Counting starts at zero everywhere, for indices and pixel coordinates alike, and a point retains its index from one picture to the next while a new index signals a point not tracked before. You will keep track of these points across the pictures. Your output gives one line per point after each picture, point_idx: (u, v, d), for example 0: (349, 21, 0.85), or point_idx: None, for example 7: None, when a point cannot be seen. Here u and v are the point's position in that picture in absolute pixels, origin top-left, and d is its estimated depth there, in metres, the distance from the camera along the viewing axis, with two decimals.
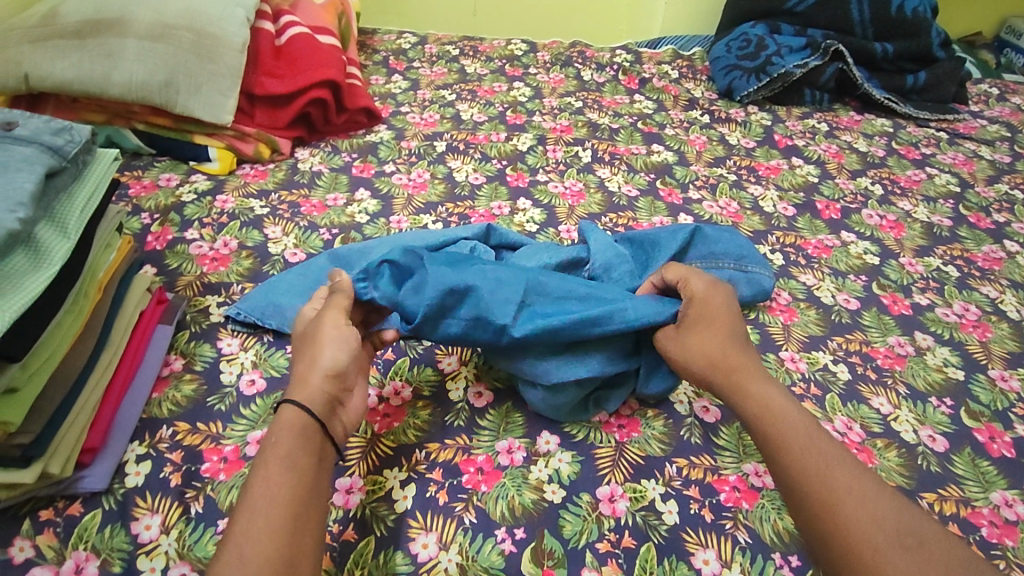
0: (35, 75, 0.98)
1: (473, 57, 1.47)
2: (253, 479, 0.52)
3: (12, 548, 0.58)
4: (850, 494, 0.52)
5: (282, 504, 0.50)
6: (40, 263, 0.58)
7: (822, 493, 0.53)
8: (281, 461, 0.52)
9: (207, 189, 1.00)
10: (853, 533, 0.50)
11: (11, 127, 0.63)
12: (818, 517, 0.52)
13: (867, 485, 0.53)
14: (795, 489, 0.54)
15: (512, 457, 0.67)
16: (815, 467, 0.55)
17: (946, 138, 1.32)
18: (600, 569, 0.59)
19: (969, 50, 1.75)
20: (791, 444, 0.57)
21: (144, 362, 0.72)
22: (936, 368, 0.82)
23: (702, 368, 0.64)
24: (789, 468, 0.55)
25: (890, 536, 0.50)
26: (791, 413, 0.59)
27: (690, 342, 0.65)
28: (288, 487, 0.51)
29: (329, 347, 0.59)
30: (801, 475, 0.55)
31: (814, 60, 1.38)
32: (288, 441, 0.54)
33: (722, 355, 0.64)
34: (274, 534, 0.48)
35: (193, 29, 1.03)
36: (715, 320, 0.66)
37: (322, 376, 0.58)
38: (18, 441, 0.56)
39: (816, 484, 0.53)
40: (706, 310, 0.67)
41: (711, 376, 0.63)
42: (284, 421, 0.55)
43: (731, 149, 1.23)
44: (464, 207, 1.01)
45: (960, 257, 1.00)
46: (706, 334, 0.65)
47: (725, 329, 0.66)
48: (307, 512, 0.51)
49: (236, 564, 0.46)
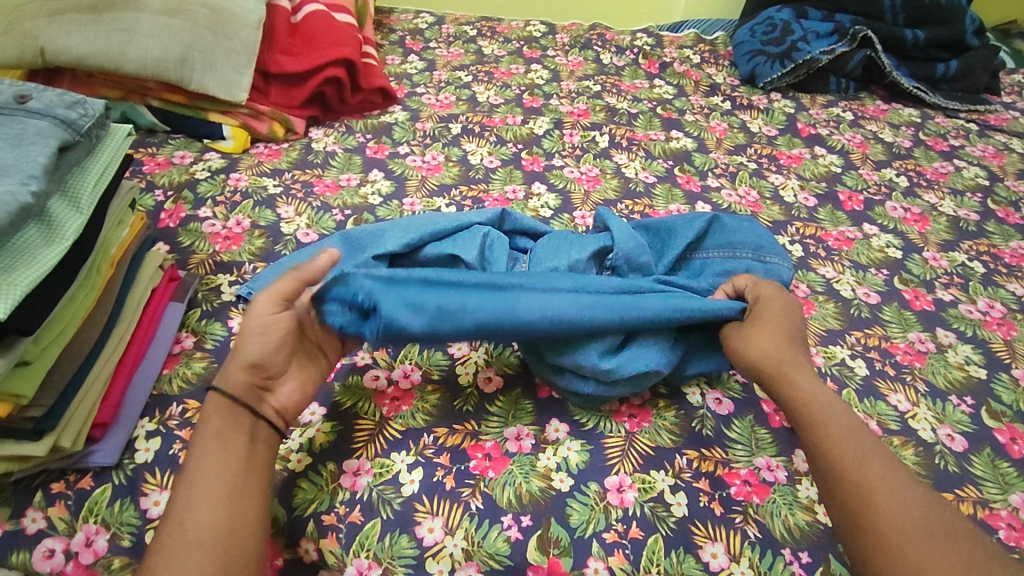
0: (51, 49, 0.96)
1: (491, 38, 1.45)
2: (189, 454, 0.56)
3: (25, 518, 0.59)
4: (883, 481, 0.54)
5: (215, 478, 0.54)
6: (53, 238, 0.58)
7: (856, 478, 0.55)
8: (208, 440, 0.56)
9: (221, 167, 0.99)
10: (886, 516, 0.52)
11: (24, 100, 0.62)
12: (851, 500, 0.54)
13: (899, 476, 0.55)
14: (830, 473, 0.56)
15: (520, 444, 0.67)
16: (854, 455, 0.57)
17: (976, 130, 1.28)
18: (607, 559, 0.59)
19: (1004, 39, 1.69)
20: (831, 432, 0.59)
21: (155, 339, 0.72)
22: (957, 366, 0.80)
23: (759, 358, 0.65)
24: (831, 453, 0.57)
25: (918, 523, 0.52)
26: (834, 404, 0.61)
27: (749, 336, 0.66)
28: (218, 462, 0.55)
29: (255, 338, 0.59)
30: (842, 461, 0.56)
31: (841, 47, 1.35)
32: (217, 420, 0.57)
33: (779, 347, 0.65)
34: (211, 503, 0.53)
35: (208, 5, 1.02)
36: (778, 319, 0.67)
37: (243, 365, 0.59)
38: (29, 415, 0.56)
39: (854, 469, 0.56)
40: (771, 309, 0.68)
41: (763, 364, 0.64)
42: (212, 402, 0.58)
43: (752, 137, 1.20)
44: (478, 190, 1.00)
45: (986, 253, 0.98)
46: (767, 328, 0.67)
47: (784, 330, 0.67)
48: (246, 483, 0.55)
49: (179, 531, 0.51)
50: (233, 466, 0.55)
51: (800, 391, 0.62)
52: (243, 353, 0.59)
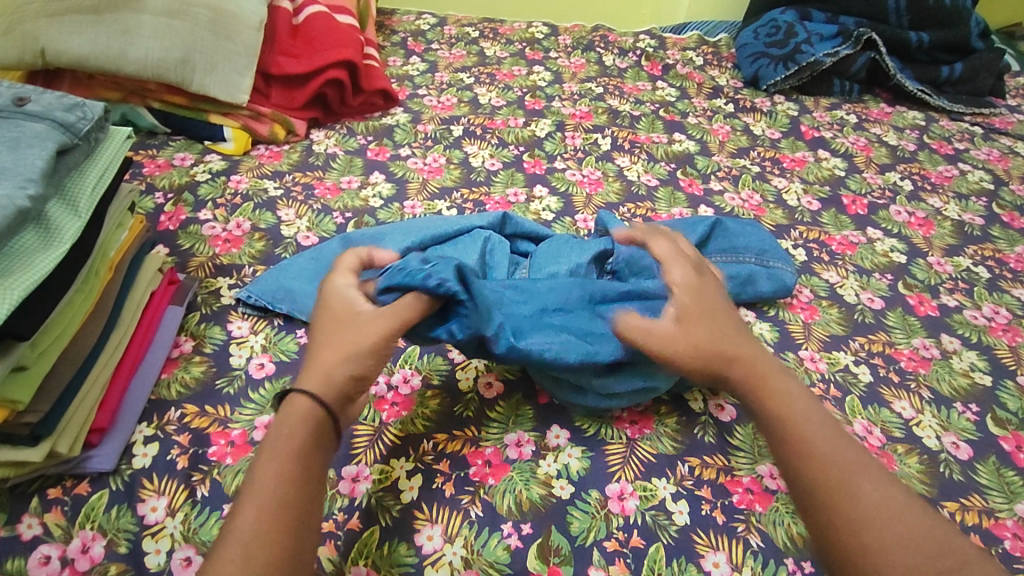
0: (52, 51, 0.96)
1: (493, 40, 1.45)
2: (259, 467, 0.48)
3: (21, 524, 0.58)
4: (879, 509, 0.48)
5: (286, 497, 0.47)
6: (50, 242, 0.58)
7: (846, 504, 0.48)
8: (282, 455, 0.49)
9: (221, 169, 0.99)
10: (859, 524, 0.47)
11: (22, 102, 0.62)
12: (842, 529, 0.47)
13: (898, 502, 0.48)
14: (816, 497, 0.49)
15: (520, 451, 0.66)
16: (843, 478, 0.50)
17: (981, 133, 1.28)
18: (608, 568, 0.58)
19: (1010, 41, 1.68)
20: (816, 449, 0.52)
21: (155, 342, 0.72)
22: (962, 373, 0.79)
23: (706, 359, 0.59)
24: (820, 474, 0.50)
25: (920, 556, 0.45)
26: (816, 416, 0.55)
27: (682, 334, 0.60)
28: (295, 483, 0.48)
29: (371, 356, 0.55)
30: (830, 483, 0.50)
31: (845, 49, 1.34)
32: (302, 434, 0.50)
33: (728, 345, 0.59)
34: (285, 531, 0.45)
35: (209, 6, 1.01)
36: (709, 308, 0.62)
37: (345, 376, 0.54)
38: (26, 420, 0.56)
39: (845, 495, 0.49)
40: (701, 302, 0.63)
41: (715, 366, 0.59)
42: (296, 412, 0.51)
43: (755, 140, 1.20)
44: (480, 193, 1.00)
45: (991, 258, 0.97)
46: (707, 323, 0.61)
47: (725, 324, 0.62)
48: (316, 515, 0.48)
49: (245, 558, 0.43)
50: (309, 493, 0.48)
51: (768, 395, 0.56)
52: (357, 366, 0.55)
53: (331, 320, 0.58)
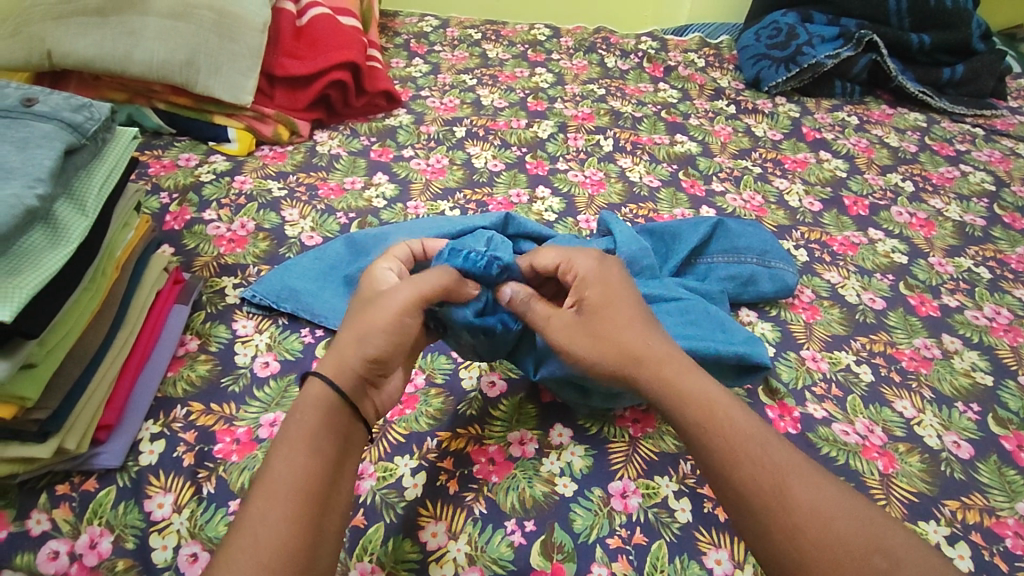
0: (58, 52, 0.96)
1: (495, 41, 1.45)
2: (273, 455, 0.51)
3: (30, 520, 0.59)
4: (812, 512, 0.49)
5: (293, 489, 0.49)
6: (58, 241, 0.58)
7: (782, 511, 0.49)
8: (292, 445, 0.51)
9: (226, 169, 1.00)
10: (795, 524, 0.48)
11: (31, 103, 0.63)
12: (777, 539, 0.48)
13: (827, 497, 0.50)
14: (747, 508, 0.50)
15: (523, 449, 0.66)
16: (772, 483, 0.50)
17: (982, 135, 1.28)
18: (610, 565, 0.59)
19: (1011, 43, 1.68)
20: (741, 453, 0.52)
21: (160, 341, 0.72)
22: (963, 373, 0.79)
23: (614, 363, 0.58)
24: (749, 480, 0.51)
25: (856, 556, 0.47)
26: (736, 413, 0.55)
27: (583, 341, 0.60)
28: (303, 470, 0.50)
29: (381, 333, 0.56)
30: (760, 490, 0.50)
31: (846, 50, 1.35)
32: (313, 420, 0.52)
33: (636, 343, 0.58)
34: (293, 518, 0.47)
35: (214, 8, 1.02)
36: (608, 298, 0.61)
37: (360, 359, 0.55)
38: (34, 417, 0.56)
39: (776, 503, 0.50)
40: (604, 295, 0.62)
41: (626, 371, 0.58)
42: (308, 400, 0.53)
43: (757, 141, 1.20)
44: (482, 193, 1.00)
45: (992, 258, 0.97)
46: (608, 321, 0.60)
47: (633, 318, 0.60)
48: (329, 497, 0.50)
49: (251, 548, 0.46)
50: (318, 478, 0.50)
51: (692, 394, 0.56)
52: (365, 347, 0.56)
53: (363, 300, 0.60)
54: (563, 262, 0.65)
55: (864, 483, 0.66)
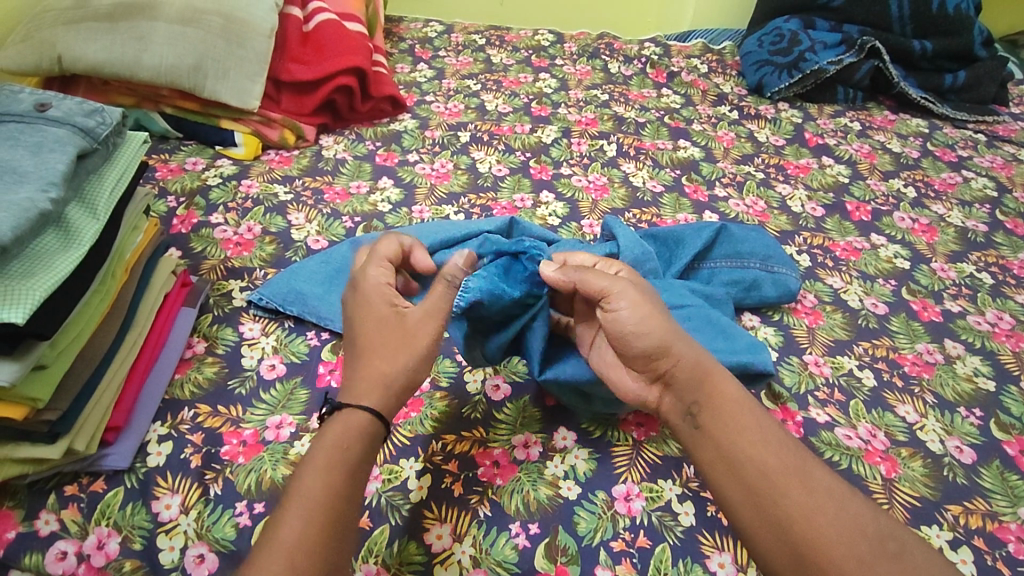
0: (68, 57, 0.98)
1: (500, 47, 1.46)
2: (306, 476, 0.49)
3: (38, 520, 0.59)
4: (830, 496, 0.51)
5: (329, 516, 0.48)
6: (70, 243, 0.59)
7: (800, 500, 0.50)
8: (333, 468, 0.50)
9: (232, 173, 1.00)
10: (812, 514, 0.50)
11: (44, 108, 0.64)
12: (795, 517, 0.50)
13: (844, 489, 0.52)
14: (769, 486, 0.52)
15: (528, 452, 0.67)
16: (795, 467, 0.52)
17: (984, 141, 1.28)
18: (614, 568, 0.59)
19: (1013, 50, 1.69)
20: (764, 440, 0.54)
21: (168, 343, 0.73)
22: (966, 378, 0.80)
23: (663, 336, 0.58)
24: (772, 462, 0.53)
25: (872, 539, 0.48)
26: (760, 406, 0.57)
27: (641, 310, 0.59)
28: (334, 498, 0.48)
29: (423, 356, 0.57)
30: (782, 471, 0.52)
31: (849, 56, 1.36)
32: (352, 446, 0.52)
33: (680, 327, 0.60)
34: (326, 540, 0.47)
35: (222, 14, 1.03)
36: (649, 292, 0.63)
37: (401, 386, 0.56)
38: (45, 418, 0.57)
39: (796, 484, 0.51)
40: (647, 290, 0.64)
41: (670, 349, 0.58)
42: (350, 427, 0.52)
43: (760, 147, 1.21)
44: (487, 198, 1.01)
45: (995, 264, 0.98)
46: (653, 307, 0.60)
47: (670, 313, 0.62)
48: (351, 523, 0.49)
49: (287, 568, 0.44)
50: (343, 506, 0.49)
51: (721, 387, 0.57)
52: (406, 374, 0.56)
53: (374, 314, 0.59)
54: (600, 263, 0.68)
55: (866, 487, 0.67)
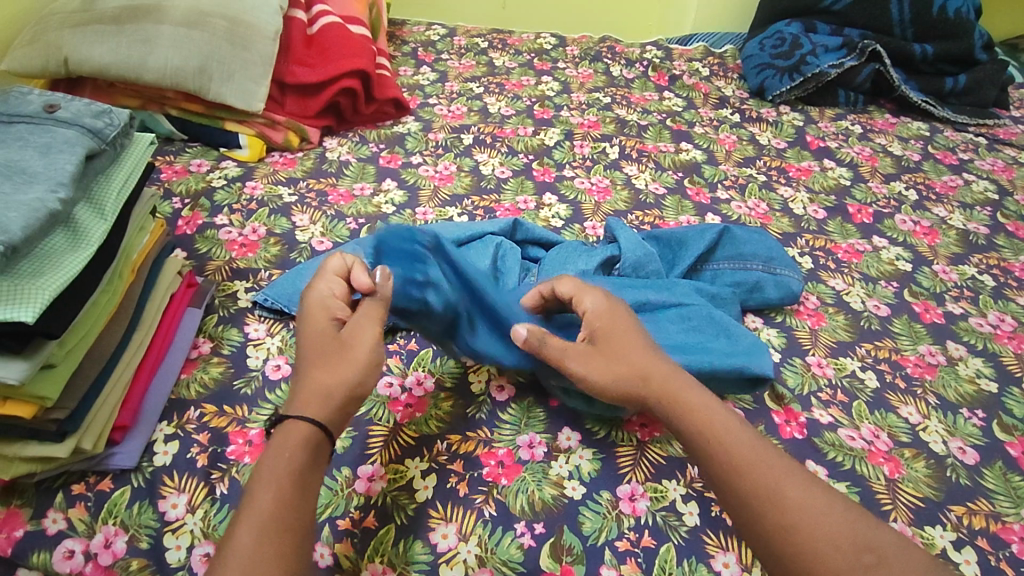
0: (74, 60, 0.98)
1: (502, 50, 1.47)
2: (255, 488, 0.49)
3: (46, 519, 0.60)
4: (803, 510, 0.51)
5: (283, 520, 0.48)
6: (78, 243, 0.59)
7: (778, 516, 0.51)
8: (281, 479, 0.50)
9: (237, 175, 1.01)
10: (794, 529, 0.50)
11: (53, 109, 0.65)
12: (772, 538, 0.50)
13: (819, 500, 0.51)
14: (745, 509, 0.52)
15: (532, 452, 0.67)
16: (767, 485, 0.52)
17: (985, 144, 1.29)
18: (619, 567, 0.59)
19: (1012, 53, 1.69)
20: (741, 459, 0.54)
21: (174, 343, 0.73)
22: (968, 379, 0.80)
23: (626, 385, 0.59)
24: (744, 483, 0.53)
25: (847, 554, 0.48)
26: (731, 424, 0.56)
27: (600, 358, 0.60)
28: (284, 506, 0.49)
29: (359, 367, 0.57)
30: (755, 491, 0.52)
31: (849, 60, 1.36)
32: (300, 456, 0.52)
33: (644, 364, 0.60)
34: (282, 550, 0.47)
35: (227, 17, 1.04)
36: (615, 325, 0.63)
37: (342, 395, 0.56)
38: (53, 416, 0.57)
39: (773, 502, 0.51)
40: (612, 326, 0.63)
41: (636, 388, 0.59)
42: (292, 436, 0.52)
43: (762, 149, 1.21)
44: (490, 200, 1.01)
45: (996, 266, 0.98)
46: (617, 348, 0.61)
47: (639, 343, 0.62)
48: (306, 528, 0.50)
49: None
50: (292, 512, 0.49)
51: (692, 410, 0.57)
52: (346, 383, 0.56)
53: (311, 331, 0.59)
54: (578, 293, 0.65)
55: (870, 488, 0.67)
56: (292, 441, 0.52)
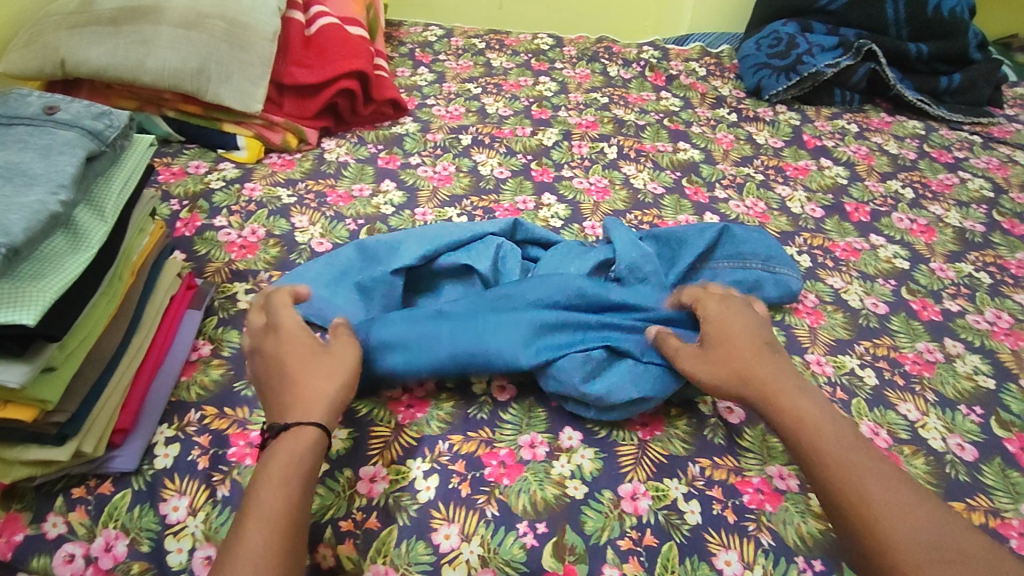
0: (71, 61, 0.98)
1: (499, 50, 1.47)
2: (263, 489, 0.54)
3: (46, 523, 0.60)
4: (891, 513, 0.53)
5: (289, 525, 0.52)
6: (78, 246, 0.59)
7: (863, 509, 0.54)
8: (288, 483, 0.55)
9: (236, 176, 1.01)
10: (878, 522, 0.53)
11: (53, 111, 0.64)
12: (857, 528, 0.54)
13: (908, 505, 0.54)
14: (833, 499, 0.56)
15: (534, 452, 0.67)
16: (854, 483, 0.56)
17: (980, 142, 1.30)
18: (621, 566, 0.60)
19: (1006, 52, 1.70)
20: (832, 455, 0.58)
21: (174, 345, 0.73)
22: (966, 376, 0.80)
23: (730, 379, 0.64)
24: (832, 483, 0.56)
25: (927, 551, 0.51)
26: (824, 423, 0.60)
27: (710, 354, 0.66)
28: (290, 510, 0.53)
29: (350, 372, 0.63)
30: (841, 492, 0.56)
31: (845, 59, 1.37)
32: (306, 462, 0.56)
33: (748, 364, 0.65)
34: (286, 549, 0.51)
35: (225, 18, 1.04)
36: (726, 326, 0.68)
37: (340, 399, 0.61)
38: (54, 419, 0.57)
39: (860, 496, 0.55)
40: (723, 326, 0.68)
41: (740, 383, 0.64)
42: (301, 442, 0.57)
43: (759, 149, 1.22)
44: (489, 200, 1.01)
45: (992, 264, 0.99)
46: (727, 344, 0.66)
47: (748, 343, 0.67)
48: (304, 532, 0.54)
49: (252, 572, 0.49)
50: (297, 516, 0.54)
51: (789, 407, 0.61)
52: (343, 386, 0.62)
53: (295, 345, 0.64)
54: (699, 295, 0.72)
55: None
56: (300, 447, 0.57)
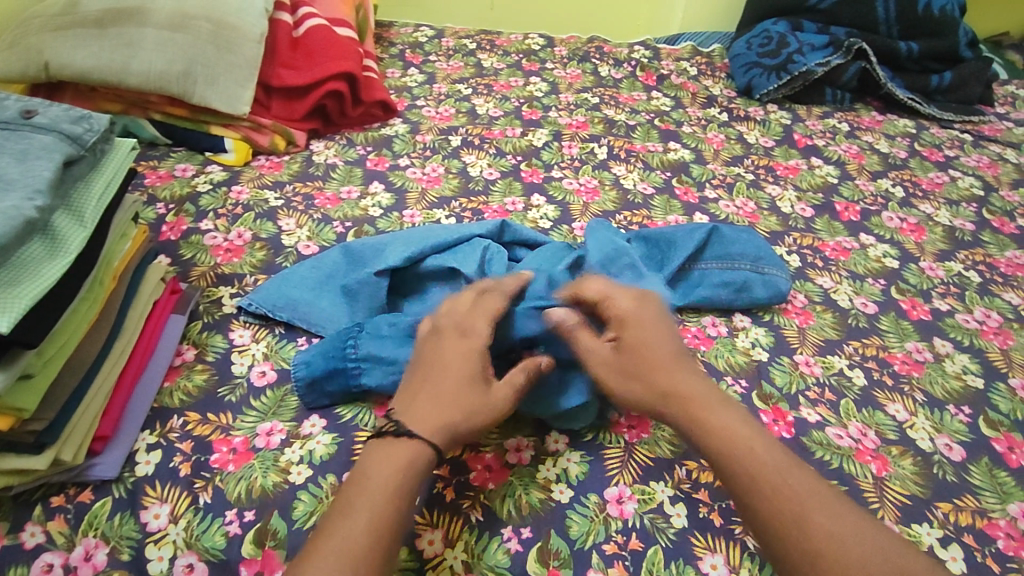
0: (56, 64, 0.98)
1: (490, 51, 1.46)
2: (379, 497, 0.54)
3: (24, 533, 0.59)
4: (828, 534, 0.53)
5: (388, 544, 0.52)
6: (56, 252, 0.59)
7: (800, 534, 0.53)
8: (399, 499, 0.54)
9: (222, 179, 1.00)
10: (818, 548, 0.52)
11: (31, 114, 0.64)
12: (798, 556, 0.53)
13: (844, 522, 0.54)
14: (768, 527, 0.55)
15: (520, 456, 0.67)
16: (791, 508, 0.55)
17: (971, 141, 1.29)
18: (606, 571, 0.59)
19: (997, 50, 1.70)
20: (765, 478, 0.57)
21: (157, 351, 0.72)
22: (955, 376, 0.80)
23: (651, 401, 0.63)
24: (766, 509, 0.55)
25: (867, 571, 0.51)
26: (754, 443, 0.59)
27: (627, 373, 0.64)
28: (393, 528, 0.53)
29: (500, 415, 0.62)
30: (776, 519, 0.55)
31: (837, 58, 1.36)
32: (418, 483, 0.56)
33: (667, 382, 0.63)
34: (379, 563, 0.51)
35: (212, 20, 1.03)
36: (641, 335, 0.66)
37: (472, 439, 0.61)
38: (31, 428, 0.57)
39: (798, 520, 0.54)
40: (640, 337, 0.66)
41: (662, 404, 0.62)
42: (420, 464, 0.56)
43: (749, 148, 1.21)
44: (478, 202, 1.01)
45: (981, 262, 0.98)
46: (642, 359, 0.64)
47: (666, 355, 0.65)
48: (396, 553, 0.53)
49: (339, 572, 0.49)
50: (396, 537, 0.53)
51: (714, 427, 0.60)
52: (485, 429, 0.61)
53: (461, 375, 0.62)
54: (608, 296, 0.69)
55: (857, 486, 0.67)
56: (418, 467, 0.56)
